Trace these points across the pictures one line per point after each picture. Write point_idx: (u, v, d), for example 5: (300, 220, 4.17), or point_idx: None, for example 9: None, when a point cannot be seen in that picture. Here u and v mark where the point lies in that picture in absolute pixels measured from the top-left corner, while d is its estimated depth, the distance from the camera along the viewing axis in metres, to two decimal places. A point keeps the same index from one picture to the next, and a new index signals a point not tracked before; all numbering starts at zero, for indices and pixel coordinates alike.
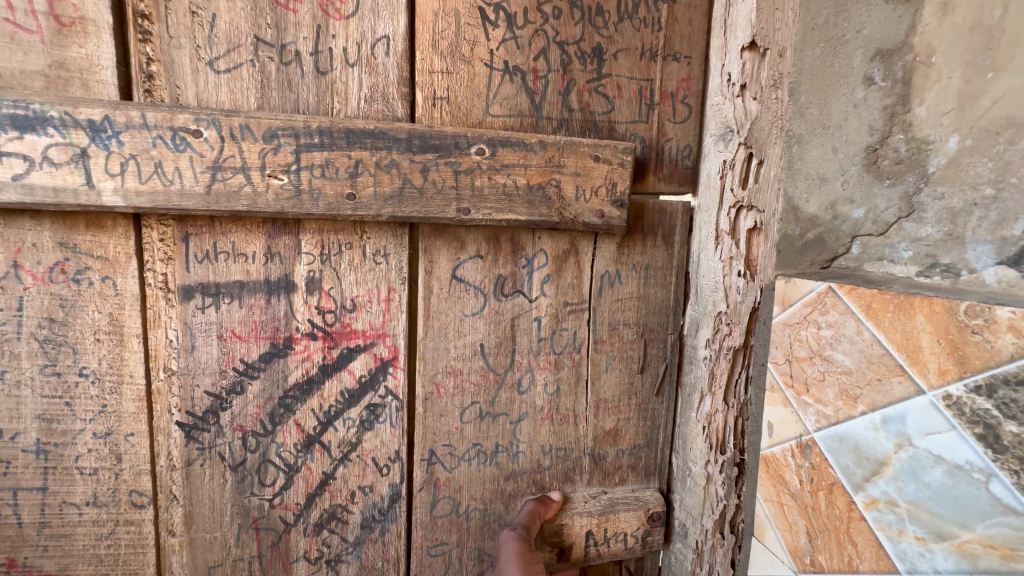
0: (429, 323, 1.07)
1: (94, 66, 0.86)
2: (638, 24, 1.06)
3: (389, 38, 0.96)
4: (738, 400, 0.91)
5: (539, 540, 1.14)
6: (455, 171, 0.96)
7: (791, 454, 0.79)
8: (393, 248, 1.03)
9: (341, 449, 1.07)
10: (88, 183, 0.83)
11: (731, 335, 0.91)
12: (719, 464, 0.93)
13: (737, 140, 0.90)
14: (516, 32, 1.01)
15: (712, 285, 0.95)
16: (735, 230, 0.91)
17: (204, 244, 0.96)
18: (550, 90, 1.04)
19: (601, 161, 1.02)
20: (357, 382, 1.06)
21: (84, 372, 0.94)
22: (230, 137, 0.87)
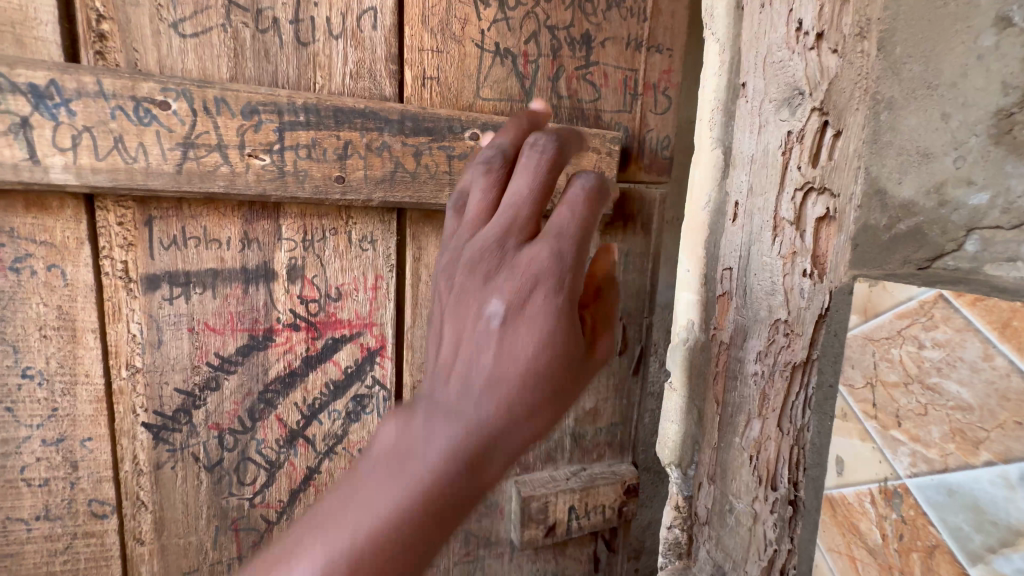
0: (418, 310, 1.00)
1: (28, 19, 0.75)
2: (628, 20, 1.07)
3: (373, 9, 0.90)
4: (794, 426, 0.75)
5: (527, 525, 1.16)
6: (448, 155, 0.92)
7: (871, 500, 0.63)
8: (377, 234, 0.95)
9: (326, 441, 1.01)
10: (29, 154, 0.72)
11: (791, 348, 0.75)
12: (771, 502, 0.78)
13: (810, 105, 0.73)
14: (507, 13, 0.98)
15: (767, 286, 0.78)
16: (800, 219, 0.74)
17: (170, 230, 0.85)
18: (541, 76, 1.03)
19: (591, 149, 1.03)
20: (344, 373, 0.99)
21: (29, 373, 0.82)
22: (202, 108, 0.78)
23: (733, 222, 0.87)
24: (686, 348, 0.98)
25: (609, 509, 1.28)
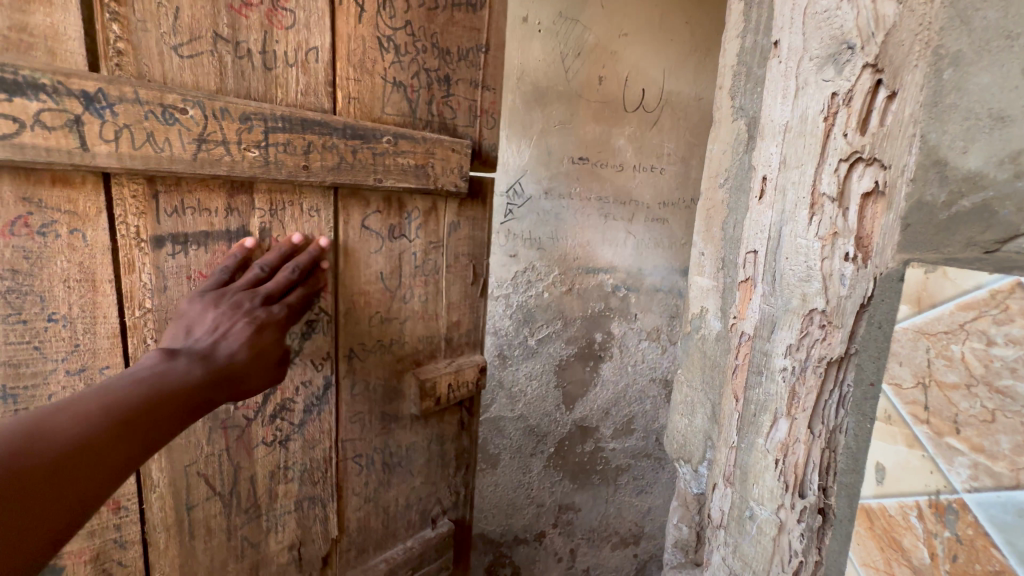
0: (352, 263, 0.70)
1: (60, 36, 0.46)
2: (474, 60, 0.78)
3: (319, 42, 0.62)
4: (827, 428, 0.68)
5: (418, 381, 0.80)
6: (369, 150, 0.65)
7: (917, 515, 0.56)
8: (327, 208, 0.66)
9: (308, 399, 0.70)
10: (81, 143, 0.47)
11: (828, 342, 0.67)
12: (798, 511, 0.70)
13: (862, 62, 0.62)
14: (399, 57, 0.69)
15: (801, 271, 0.69)
16: (844, 195, 0.65)
17: (177, 198, 0.55)
18: (421, 102, 0.73)
19: (459, 153, 0.75)
20: (309, 329, 0.67)
21: (53, 318, 0.50)
22: (216, 116, 0.53)
23: (761, 199, 0.78)
24: (701, 336, 1.04)
25: (478, 385, 0.91)
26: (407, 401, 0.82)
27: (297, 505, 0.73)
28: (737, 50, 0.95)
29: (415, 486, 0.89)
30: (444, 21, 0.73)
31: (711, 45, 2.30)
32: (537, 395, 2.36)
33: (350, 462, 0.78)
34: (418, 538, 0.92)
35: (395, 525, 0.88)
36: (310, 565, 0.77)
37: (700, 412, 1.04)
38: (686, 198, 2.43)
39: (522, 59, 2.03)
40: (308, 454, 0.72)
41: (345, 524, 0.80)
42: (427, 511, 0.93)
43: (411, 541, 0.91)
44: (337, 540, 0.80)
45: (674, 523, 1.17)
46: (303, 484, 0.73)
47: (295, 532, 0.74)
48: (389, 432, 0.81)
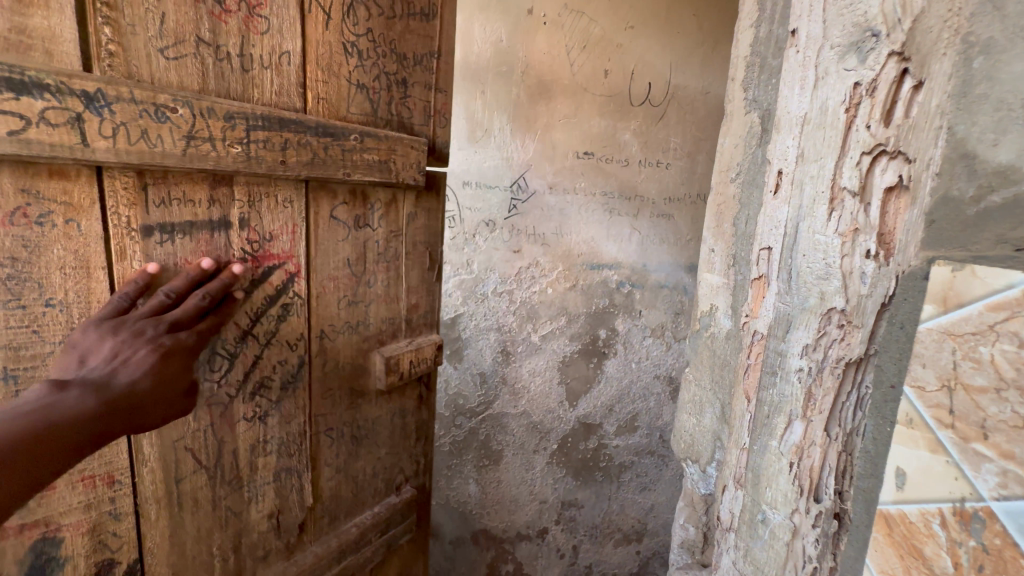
0: (324, 252, 0.75)
1: (56, 37, 0.48)
2: (428, 66, 0.84)
3: (290, 47, 0.66)
4: (844, 430, 0.66)
5: (383, 356, 0.86)
6: (339, 147, 0.71)
7: (941, 523, 0.54)
8: (299, 200, 0.70)
9: (283, 378, 0.74)
10: (82, 139, 0.49)
11: (846, 343, 0.64)
12: (814, 516, 0.68)
13: (886, 50, 0.58)
14: (361, 60, 0.74)
15: (818, 270, 0.65)
16: (864, 189, 0.62)
17: (165, 189, 0.57)
18: (381, 103, 0.78)
19: (417, 150, 0.83)
20: (280, 312, 0.71)
21: (51, 303, 0.52)
22: (203, 113, 0.56)
23: (775, 193, 0.75)
24: (710, 335, 1.02)
25: (434, 361, 0.98)
26: (372, 376, 0.87)
27: (275, 476, 0.77)
28: (751, 41, 0.92)
29: (381, 455, 0.94)
30: (401, 28, 0.78)
31: (720, 38, 2.27)
32: (541, 391, 2.34)
33: (323, 436, 0.83)
34: (386, 504, 0.98)
35: (366, 492, 0.94)
36: (288, 532, 0.82)
37: (708, 411, 1.02)
38: (691, 194, 2.39)
39: (526, 52, 2.00)
40: (285, 427, 0.76)
41: (319, 492, 0.85)
42: (393, 478, 0.99)
43: (378, 507, 0.97)
44: (312, 507, 0.85)
45: (680, 523, 1.15)
46: (280, 456, 0.77)
47: (273, 501, 0.78)
48: (356, 407, 0.87)
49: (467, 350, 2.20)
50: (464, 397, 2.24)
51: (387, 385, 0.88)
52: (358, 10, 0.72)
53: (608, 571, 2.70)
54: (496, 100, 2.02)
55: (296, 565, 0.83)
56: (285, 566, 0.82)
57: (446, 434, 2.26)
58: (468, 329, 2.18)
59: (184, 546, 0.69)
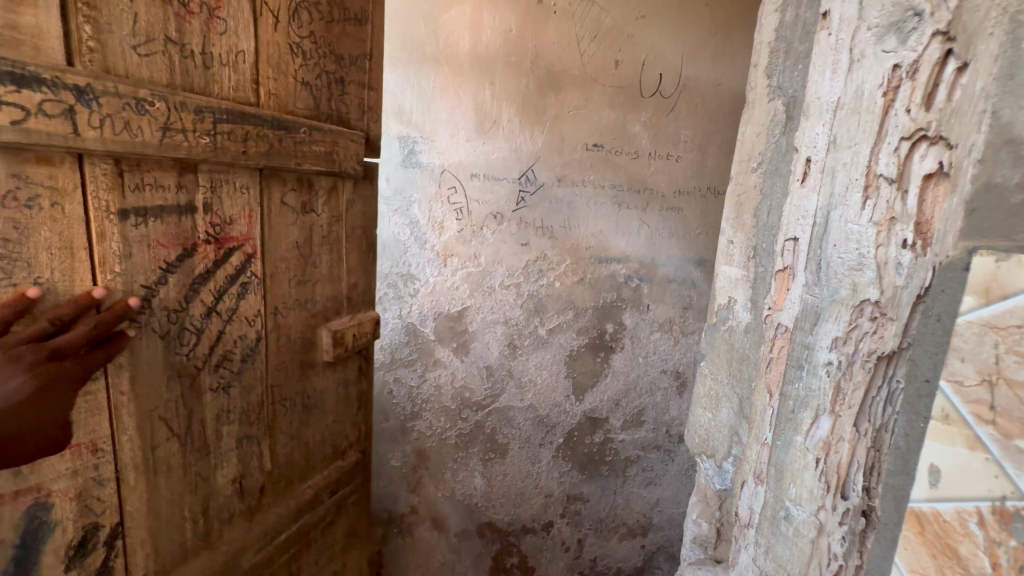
0: (277, 235, 0.83)
1: (44, 35, 0.52)
2: (361, 65, 0.95)
3: (245, 46, 0.73)
4: (874, 425, 0.65)
5: (324, 329, 0.96)
6: (289, 139, 0.80)
7: (979, 522, 0.52)
8: (256, 187, 0.77)
9: (242, 352, 0.81)
10: (74, 129, 0.54)
11: (880, 336, 0.62)
12: (841, 513, 0.67)
13: (930, 30, 0.56)
14: (305, 59, 0.83)
15: (851, 260, 0.63)
16: (902, 176, 0.60)
17: (139, 175, 0.62)
18: (322, 99, 0.88)
19: (353, 142, 0.94)
20: (240, 291, 0.78)
21: (39, 282, 0.56)
22: (176, 107, 0.63)
23: (802, 183, 0.72)
24: (728, 328, 1.00)
25: (371, 334, 1.10)
26: (321, 349, 0.97)
27: (238, 442, 0.84)
28: (777, 26, 0.89)
29: (327, 423, 1.04)
30: (339, 31, 0.88)
31: (732, 26, 2.19)
32: (546, 384, 2.33)
33: (278, 406, 0.90)
34: (334, 467, 1.09)
35: (317, 457, 1.04)
36: (250, 496, 0.88)
37: (725, 407, 1.00)
38: (702, 187, 2.33)
39: (536, 42, 1.98)
40: (246, 397, 0.83)
41: (276, 459, 0.93)
42: (338, 444, 1.09)
43: (327, 470, 1.07)
44: (269, 473, 0.92)
45: (693, 519, 1.14)
46: (242, 423, 0.84)
47: (237, 467, 0.85)
48: (306, 378, 0.96)
49: (474, 343, 2.19)
50: (470, 390, 2.23)
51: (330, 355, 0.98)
52: (301, 14, 0.80)
53: (613, 564, 2.70)
54: (505, 91, 2.00)
55: (257, 526, 0.90)
56: (247, 529, 0.88)
57: (452, 427, 2.25)
58: (474, 323, 2.17)
59: (160, 510, 0.73)
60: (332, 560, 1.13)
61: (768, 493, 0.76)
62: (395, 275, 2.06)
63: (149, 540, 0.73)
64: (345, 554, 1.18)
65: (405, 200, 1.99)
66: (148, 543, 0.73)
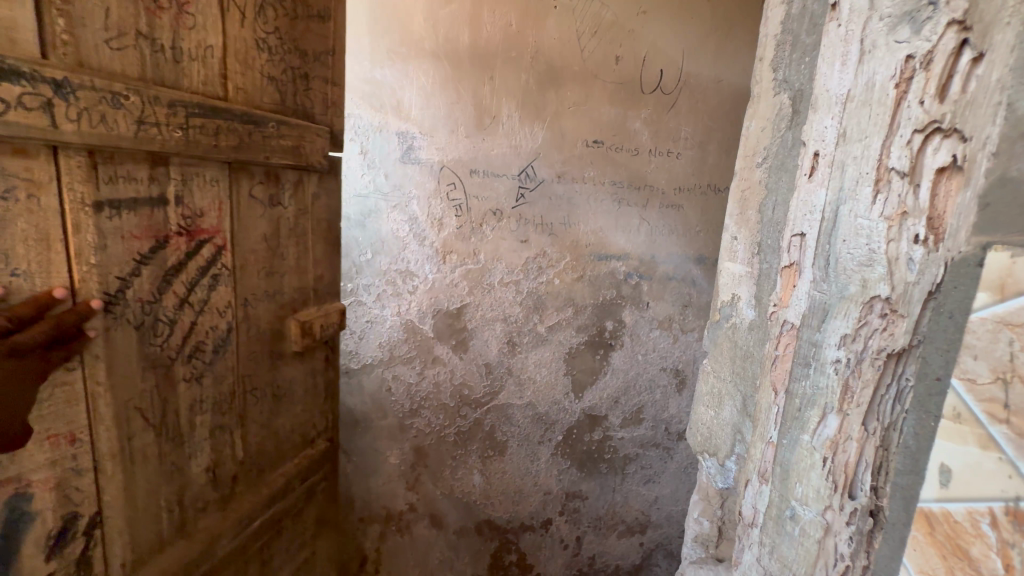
0: (245, 227, 0.84)
1: (17, 26, 0.52)
2: (325, 61, 0.95)
3: (214, 41, 0.73)
4: (883, 425, 0.63)
5: (292, 320, 0.97)
6: (260, 133, 0.81)
7: (991, 523, 0.51)
8: (225, 179, 0.78)
9: (213, 343, 0.81)
10: (51, 122, 0.54)
11: (891, 334, 0.61)
12: (849, 514, 0.66)
13: (945, 19, 0.55)
14: (271, 55, 0.83)
15: (861, 255, 0.63)
16: (915, 169, 0.59)
17: (112, 167, 0.62)
18: (289, 94, 0.88)
19: (318, 138, 0.96)
20: (211, 283, 0.79)
21: (16, 273, 0.55)
22: (149, 101, 0.64)
23: (809, 177, 0.71)
24: (731, 325, 0.99)
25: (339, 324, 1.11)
26: (289, 339, 0.98)
27: (211, 433, 0.84)
28: (783, 18, 0.88)
29: (296, 412, 1.05)
30: (303, 28, 0.89)
31: (732, 21, 2.17)
32: (545, 382, 2.31)
33: (248, 395, 0.91)
34: (304, 455, 1.09)
35: (287, 446, 1.04)
36: (224, 484, 0.89)
37: (728, 404, 0.99)
38: (702, 184, 2.32)
39: (537, 37, 1.97)
40: (218, 387, 0.84)
41: (247, 448, 0.93)
42: (307, 433, 1.10)
43: (298, 458, 1.08)
44: (241, 462, 0.92)
45: (694, 517, 1.13)
46: (214, 413, 0.84)
47: (211, 456, 0.85)
48: (275, 368, 0.97)
49: (473, 340, 2.18)
50: (469, 387, 2.22)
51: (298, 345, 0.99)
52: (266, 10, 0.81)
53: (611, 561, 2.70)
54: (506, 87, 1.98)
55: (231, 514, 0.90)
56: (221, 517, 0.89)
57: (451, 424, 2.24)
58: (473, 320, 2.16)
59: (137, 498, 0.73)
60: (300, 547, 1.15)
61: (775, 492, 0.75)
62: (394, 271, 2.03)
63: (127, 529, 0.72)
64: (313, 542, 1.20)
65: (405, 196, 1.96)
66: (127, 532, 0.72)
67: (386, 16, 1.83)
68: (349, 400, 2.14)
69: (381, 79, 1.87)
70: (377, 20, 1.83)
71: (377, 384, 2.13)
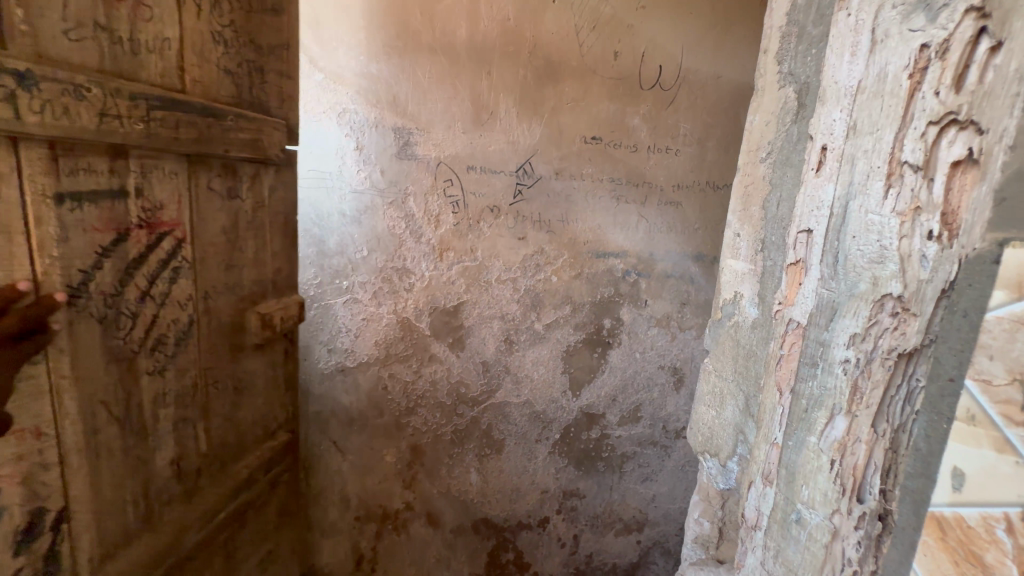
0: (202, 219, 0.90)
1: None
2: (279, 53, 1.04)
3: (170, 34, 0.79)
4: (892, 426, 0.61)
5: (252, 312, 1.05)
6: (219, 125, 0.89)
7: (1008, 529, 0.49)
8: (183, 171, 0.84)
9: (174, 332, 0.87)
10: (16, 114, 0.58)
11: (903, 333, 0.59)
12: (856, 517, 0.64)
13: (963, 6, 0.52)
14: (228, 47, 0.91)
15: (872, 252, 0.61)
16: (929, 164, 0.56)
17: (72, 159, 0.66)
18: (246, 86, 0.96)
19: (275, 131, 1.04)
20: (172, 272, 0.84)
21: None
22: (111, 94, 0.69)
23: (817, 172, 0.70)
24: (733, 323, 0.97)
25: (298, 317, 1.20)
26: (249, 332, 1.05)
27: (173, 425, 0.89)
28: (788, 10, 0.86)
29: (257, 405, 1.13)
30: (257, 22, 0.97)
31: (732, 17, 2.13)
32: (542, 380, 2.30)
33: (210, 388, 0.97)
34: (266, 447, 1.18)
35: (248, 439, 1.12)
36: (188, 477, 0.95)
37: (730, 404, 0.98)
38: (699, 180, 2.27)
39: (535, 31, 1.94)
40: (180, 380, 0.89)
41: (209, 441, 0.99)
42: (268, 426, 1.19)
43: (260, 451, 1.16)
44: (204, 455, 0.98)
45: (695, 518, 1.12)
46: (176, 406, 0.90)
47: (175, 449, 0.90)
48: (236, 361, 1.04)
49: (470, 338, 2.16)
50: (466, 386, 2.20)
51: (257, 334, 1.06)
52: (222, 4, 0.89)
53: (608, 560, 2.68)
54: (503, 82, 1.95)
55: (195, 507, 0.96)
56: (186, 510, 0.94)
57: (448, 423, 2.23)
58: (470, 318, 2.13)
59: (103, 491, 0.77)
60: (263, 539, 1.24)
61: (780, 494, 0.73)
62: (391, 269, 2.00)
63: (94, 522, 0.77)
64: (276, 534, 1.30)
65: (401, 193, 1.94)
66: (92, 526, 0.76)
67: (381, 10, 1.80)
68: (344, 398, 2.11)
69: (376, 74, 1.84)
70: (372, 13, 1.80)
71: (372, 383, 2.11)
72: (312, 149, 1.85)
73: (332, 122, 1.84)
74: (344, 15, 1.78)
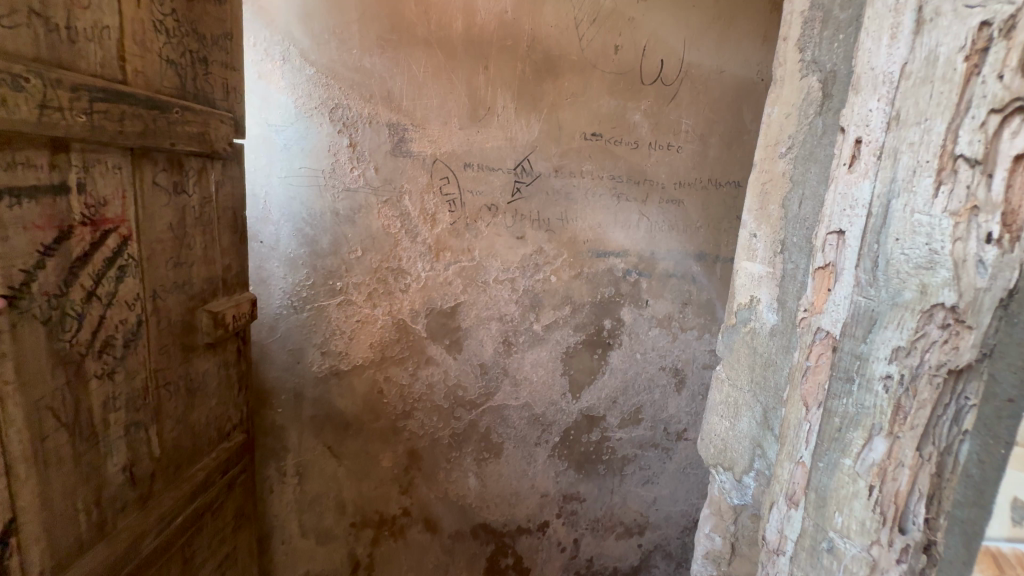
0: (148, 213, 0.93)
1: None
2: (223, 44, 1.10)
3: (109, 23, 0.82)
4: (938, 450, 0.56)
5: (201, 309, 1.09)
6: (165, 119, 0.93)
7: None
8: (126, 164, 0.88)
9: (123, 331, 0.89)
10: None
11: (954, 348, 0.53)
12: (899, 549, 0.58)
13: None
14: (169, 36, 0.95)
15: (919, 257, 0.55)
16: (988, 158, 0.51)
17: (9, 154, 0.67)
18: (189, 78, 1.01)
19: (222, 125, 1.10)
20: (117, 269, 0.87)
21: None
22: (52, 84, 0.72)
23: (849, 169, 0.64)
24: (749, 331, 0.91)
25: (248, 316, 1.25)
26: (199, 332, 1.09)
27: (126, 430, 0.91)
28: None
29: (211, 406, 1.17)
30: (199, 12, 1.02)
31: (736, 11, 2.07)
32: (542, 383, 2.23)
33: (162, 390, 1.00)
34: (221, 448, 1.22)
35: (203, 443, 1.16)
36: (142, 483, 0.96)
37: (745, 416, 0.92)
38: (703, 178, 2.21)
39: (533, 24, 1.87)
40: (131, 383, 0.92)
41: (163, 446, 1.02)
42: (222, 427, 1.23)
43: (215, 452, 1.20)
44: (157, 460, 1.00)
45: (705, 532, 1.06)
46: (127, 411, 0.92)
47: (127, 455, 0.92)
48: (188, 362, 1.07)
49: (468, 340, 2.09)
50: (464, 389, 2.14)
51: (206, 334, 1.10)
52: None
53: (608, 564, 2.62)
54: (501, 76, 1.88)
55: (153, 512, 0.99)
56: (142, 516, 0.96)
57: (445, 427, 2.16)
58: (467, 320, 2.07)
59: (53, 502, 0.78)
60: (221, 542, 1.28)
61: (809, 520, 0.67)
62: (385, 270, 1.94)
63: (43, 535, 0.77)
64: (234, 535, 1.34)
65: (396, 191, 1.87)
66: (43, 538, 0.77)
67: (375, 3, 1.73)
68: (338, 402, 2.04)
69: (370, 69, 1.77)
70: (365, 5, 1.73)
71: (368, 387, 2.04)
72: (306, 149, 1.77)
73: (326, 120, 1.76)
74: (337, 9, 1.70)
